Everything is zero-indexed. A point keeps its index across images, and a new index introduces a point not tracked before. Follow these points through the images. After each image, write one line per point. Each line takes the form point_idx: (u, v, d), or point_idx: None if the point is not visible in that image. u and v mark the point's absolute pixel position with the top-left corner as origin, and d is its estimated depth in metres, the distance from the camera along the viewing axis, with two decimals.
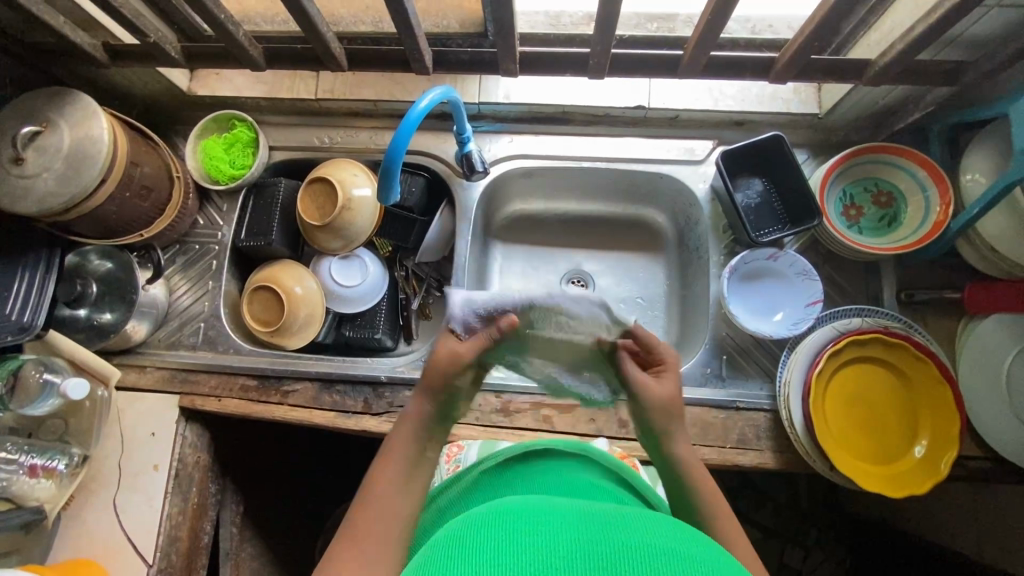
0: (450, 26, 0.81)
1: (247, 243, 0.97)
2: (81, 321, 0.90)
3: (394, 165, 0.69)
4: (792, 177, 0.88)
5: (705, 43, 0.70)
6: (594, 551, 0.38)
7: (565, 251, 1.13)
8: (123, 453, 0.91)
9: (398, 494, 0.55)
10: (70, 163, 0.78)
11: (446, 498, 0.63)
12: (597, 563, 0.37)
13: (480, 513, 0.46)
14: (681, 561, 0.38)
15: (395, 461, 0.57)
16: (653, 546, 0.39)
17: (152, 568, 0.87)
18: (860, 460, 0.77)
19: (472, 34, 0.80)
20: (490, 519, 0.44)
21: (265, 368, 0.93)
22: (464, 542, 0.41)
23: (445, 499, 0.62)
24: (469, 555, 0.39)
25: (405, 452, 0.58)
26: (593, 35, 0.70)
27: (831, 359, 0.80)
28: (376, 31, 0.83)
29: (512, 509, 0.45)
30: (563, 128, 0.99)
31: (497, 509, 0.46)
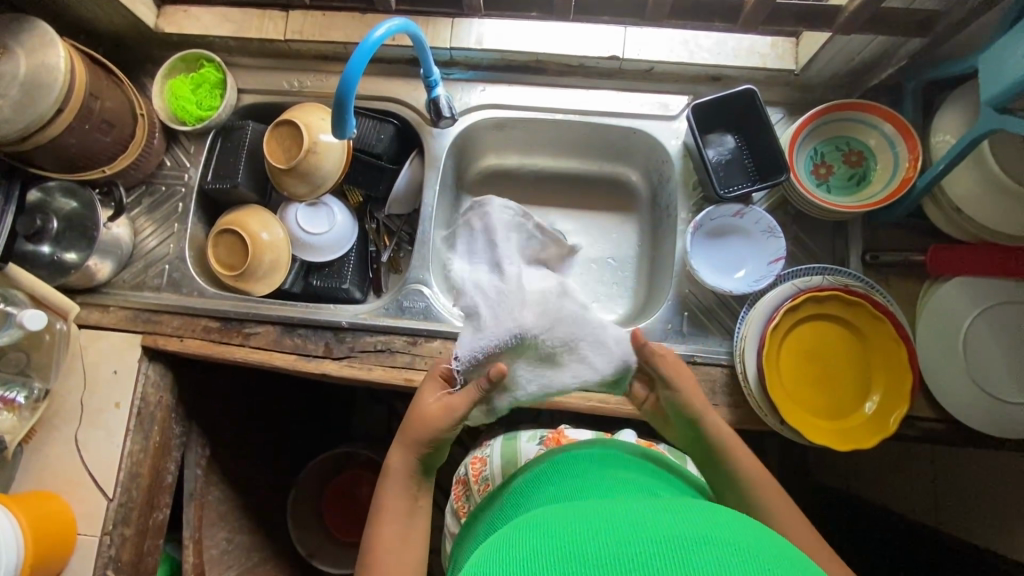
0: None
1: (213, 185, 0.97)
2: (44, 257, 0.88)
3: (348, 97, 0.67)
4: (763, 132, 0.86)
5: None
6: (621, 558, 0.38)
7: (539, 209, 1.12)
8: (85, 390, 0.91)
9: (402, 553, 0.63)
10: (25, 91, 0.76)
11: (484, 522, 0.66)
12: (631, 561, 0.37)
13: (513, 532, 0.46)
14: (712, 543, 0.38)
15: (392, 524, 0.65)
16: (684, 533, 0.39)
17: (113, 501, 0.89)
18: (810, 415, 0.78)
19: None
20: (519, 536, 0.44)
21: (227, 310, 0.94)
22: (497, 561, 0.41)
23: (482, 526, 0.66)
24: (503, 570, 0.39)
25: (399, 511, 0.66)
26: None
27: (788, 315, 0.80)
28: None
29: (540, 523, 0.45)
30: (537, 78, 0.97)
31: (524, 524, 0.46)
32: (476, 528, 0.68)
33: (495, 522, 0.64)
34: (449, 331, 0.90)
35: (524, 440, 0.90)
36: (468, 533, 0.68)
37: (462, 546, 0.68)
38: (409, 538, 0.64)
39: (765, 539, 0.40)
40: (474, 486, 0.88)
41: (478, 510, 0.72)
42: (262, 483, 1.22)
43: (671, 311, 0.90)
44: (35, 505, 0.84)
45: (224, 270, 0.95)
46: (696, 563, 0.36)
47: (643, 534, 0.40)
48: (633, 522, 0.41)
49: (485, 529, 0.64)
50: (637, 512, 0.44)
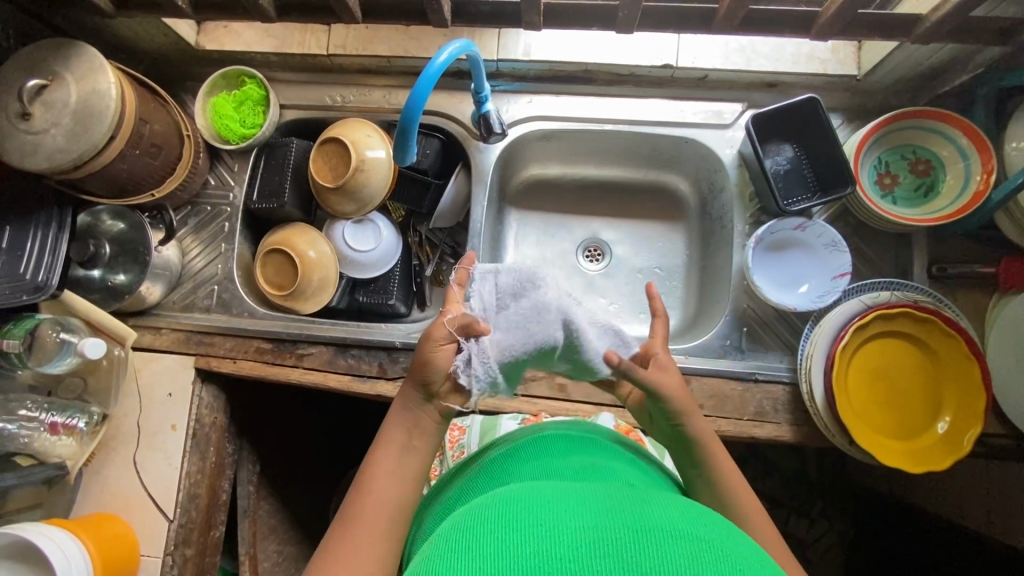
0: None
1: (260, 205, 0.96)
2: (96, 282, 0.89)
3: (412, 124, 0.65)
4: (826, 142, 0.83)
5: None
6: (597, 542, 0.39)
7: (582, 219, 1.10)
8: (142, 412, 0.92)
9: (390, 480, 0.61)
10: (78, 119, 0.75)
11: (453, 490, 0.63)
12: (605, 553, 0.38)
13: (485, 507, 0.46)
14: (686, 541, 0.40)
15: (390, 447, 0.63)
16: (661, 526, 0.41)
17: (174, 522, 0.89)
18: (879, 435, 0.76)
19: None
20: (493, 512, 0.44)
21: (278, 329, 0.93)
22: (469, 539, 0.41)
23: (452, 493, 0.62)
24: (478, 551, 0.40)
25: (399, 437, 0.63)
26: None
27: (856, 333, 0.77)
28: None
29: (515, 501, 0.45)
30: (585, 87, 0.95)
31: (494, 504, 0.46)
32: (443, 498, 0.64)
33: (464, 492, 0.61)
34: None
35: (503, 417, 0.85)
36: (427, 506, 0.64)
37: (425, 515, 0.64)
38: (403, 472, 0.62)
39: (733, 541, 0.42)
40: (448, 453, 0.83)
41: (445, 482, 0.67)
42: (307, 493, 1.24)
43: (728, 326, 0.89)
44: (99, 529, 0.84)
45: (275, 291, 0.94)
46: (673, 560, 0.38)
47: (613, 526, 0.40)
48: (610, 513, 0.42)
49: (456, 498, 0.61)
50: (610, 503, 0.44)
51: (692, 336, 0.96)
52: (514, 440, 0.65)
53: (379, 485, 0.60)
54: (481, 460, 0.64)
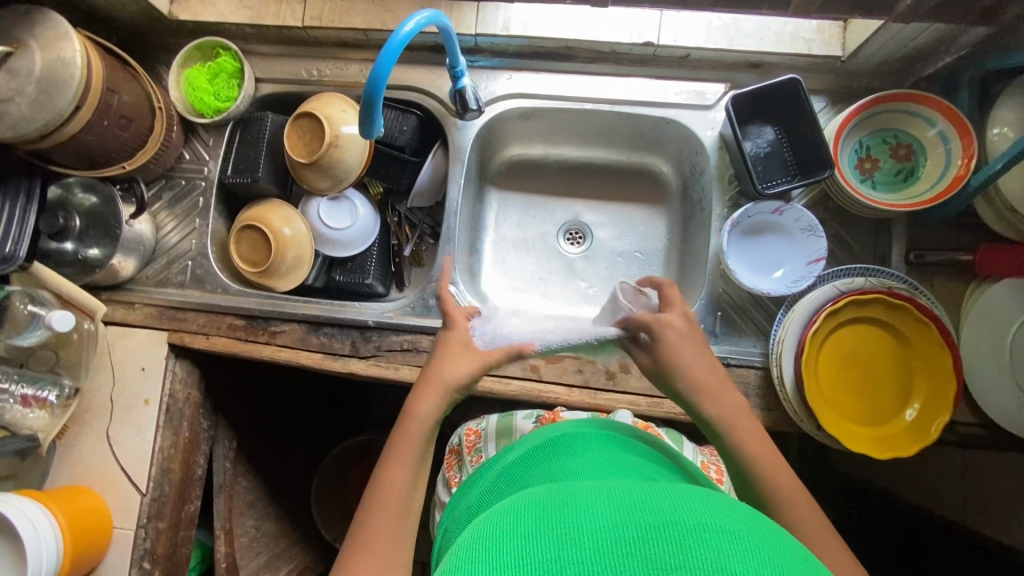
0: None
1: (234, 179, 0.94)
2: (68, 255, 0.87)
3: (376, 96, 0.64)
4: (806, 125, 0.82)
5: None
6: (623, 547, 0.36)
7: (564, 200, 1.09)
8: (115, 387, 0.92)
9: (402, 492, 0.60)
10: (42, 88, 0.74)
11: (473, 494, 0.63)
12: (633, 555, 0.36)
13: (501, 513, 0.44)
14: (708, 533, 0.37)
15: (402, 460, 0.61)
16: (683, 518, 0.38)
17: (147, 496, 0.90)
18: (848, 422, 0.76)
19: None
20: (509, 518, 0.42)
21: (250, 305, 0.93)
22: (484, 545, 0.40)
23: (474, 496, 0.62)
24: (493, 556, 0.38)
25: (411, 452, 0.62)
26: None
27: (828, 318, 0.77)
28: None
29: (530, 506, 0.43)
30: (566, 65, 0.93)
31: (511, 509, 0.44)
32: (464, 500, 0.64)
33: (484, 497, 0.61)
34: None
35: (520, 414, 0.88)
36: (450, 512, 0.64)
37: (451, 517, 0.64)
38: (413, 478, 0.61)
39: (758, 528, 0.40)
40: (466, 456, 0.84)
41: (465, 485, 0.67)
42: (287, 470, 1.25)
43: (703, 310, 0.88)
44: (71, 500, 0.85)
45: (251, 268, 0.93)
46: (694, 552, 0.35)
47: (637, 525, 0.38)
48: (629, 507, 0.40)
49: (476, 504, 0.61)
50: (630, 496, 0.42)
51: None
52: (527, 442, 0.66)
53: (392, 493, 0.59)
54: (495, 466, 0.65)
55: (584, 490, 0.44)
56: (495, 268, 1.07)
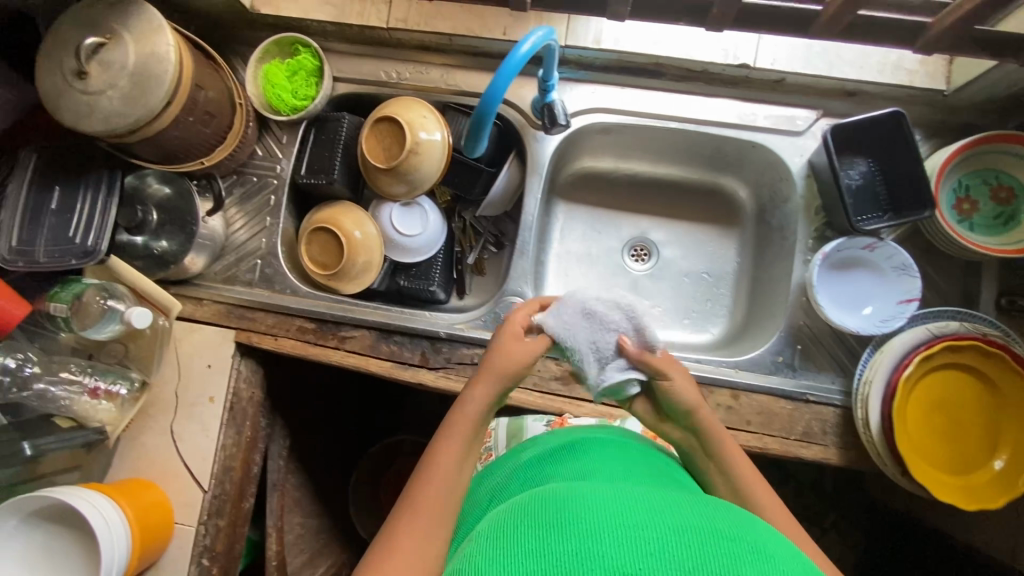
0: None
1: (307, 180, 0.94)
2: (140, 248, 0.87)
3: (486, 116, 0.64)
4: (906, 160, 0.80)
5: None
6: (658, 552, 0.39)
7: (632, 216, 1.07)
8: (180, 383, 0.91)
9: (453, 473, 0.60)
10: (135, 82, 0.72)
11: (488, 487, 0.64)
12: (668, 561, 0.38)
13: (528, 502, 0.48)
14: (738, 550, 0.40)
15: (456, 438, 0.62)
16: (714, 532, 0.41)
17: (209, 493, 0.90)
18: (933, 468, 0.75)
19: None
20: (543, 514, 0.44)
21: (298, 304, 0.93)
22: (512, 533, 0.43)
23: (486, 488, 0.64)
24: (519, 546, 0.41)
25: (466, 428, 0.63)
26: None
27: (920, 363, 0.75)
28: None
29: (555, 497, 0.46)
30: (653, 81, 0.90)
31: (535, 499, 0.47)
32: (484, 489, 0.65)
33: (503, 488, 0.62)
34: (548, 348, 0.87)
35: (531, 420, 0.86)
36: (469, 495, 0.66)
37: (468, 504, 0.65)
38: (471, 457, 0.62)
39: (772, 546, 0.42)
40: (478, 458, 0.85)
41: (485, 476, 0.68)
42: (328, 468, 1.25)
43: (781, 342, 0.87)
44: (137, 496, 0.85)
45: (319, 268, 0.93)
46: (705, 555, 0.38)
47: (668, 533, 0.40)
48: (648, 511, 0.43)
49: (490, 496, 0.62)
50: (651, 500, 0.45)
51: (740, 348, 0.93)
52: (546, 442, 0.66)
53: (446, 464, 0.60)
54: (514, 460, 0.66)
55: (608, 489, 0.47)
56: (558, 281, 1.06)
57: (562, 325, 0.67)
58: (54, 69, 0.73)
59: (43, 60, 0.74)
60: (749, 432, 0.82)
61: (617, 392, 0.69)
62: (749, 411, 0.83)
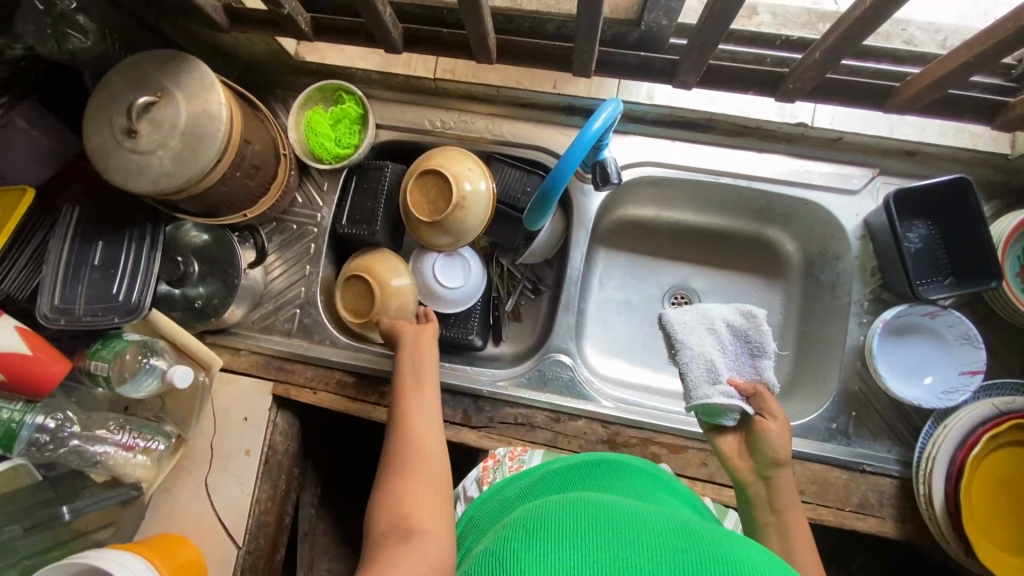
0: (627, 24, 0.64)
1: (348, 229, 0.91)
2: (177, 299, 0.85)
3: (552, 192, 0.66)
4: (972, 228, 0.77)
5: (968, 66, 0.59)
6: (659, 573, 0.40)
7: (672, 264, 1.06)
8: (216, 435, 0.89)
9: (424, 425, 0.71)
10: (187, 142, 0.71)
11: (510, 492, 0.63)
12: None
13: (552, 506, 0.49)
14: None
15: (412, 397, 0.74)
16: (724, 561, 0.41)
17: (242, 549, 0.88)
18: (1001, 551, 0.72)
19: (624, 21, 0.64)
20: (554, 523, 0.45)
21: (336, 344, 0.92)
22: (540, 535, 0.44)
23: (508, 492, 0.63)
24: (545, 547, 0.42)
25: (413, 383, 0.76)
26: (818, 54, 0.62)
27: (987, 441, 0.72)
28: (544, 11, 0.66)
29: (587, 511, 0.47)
30: (704, 136, 0.89)
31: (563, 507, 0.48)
32: (504, 493, 0.64)
33: (525, 494, 0.61)
34: (594, 410, 0.85)
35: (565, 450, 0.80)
36: (484, 498, 0.65)
37: (485, 507, 0.64)
38: (434, 425, 0.72)
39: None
40: (506, 464, 0.80)
41: (504, 482, 0.66)
42: None
43: (835, 407, 0.84)
44: (171, 553, 0.82)
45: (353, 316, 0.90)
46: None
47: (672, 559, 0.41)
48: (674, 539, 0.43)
49: (512, 499, 0.61)
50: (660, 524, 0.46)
51: (787, 408, 0.91)
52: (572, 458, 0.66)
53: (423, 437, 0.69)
54: (539, 472, 0.65)
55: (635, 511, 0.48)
56: (597, 330, 1.03)
57: (688, 326, 0.71)
58: (103, 126, 0.71)
59: (92, 116, 0.72)
60: (803, 502, 0.80)
61: (711, 414, 0.70)
62: (803, 480, 0.80)
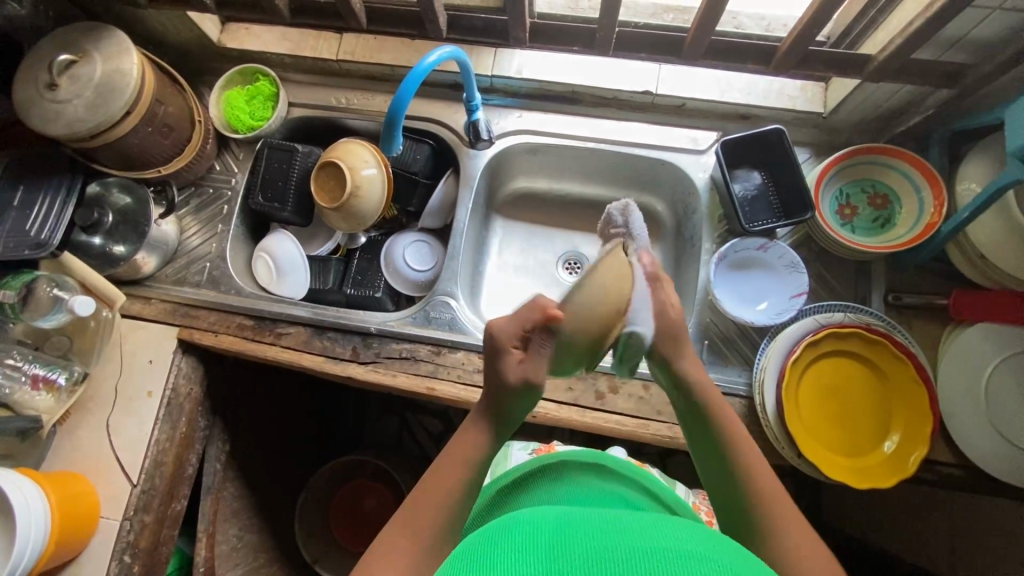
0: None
1: (261, 204, 1.02)
2: (95, 249, 0.93)
3: (397, 118, 0.73)
4: (790, 172, 0.89)
5: (710, 23, 0.72)
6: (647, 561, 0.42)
7: (565, 232, 1.15)
8: (121, 376, 0.95)
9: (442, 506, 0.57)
10: (99, 93, 0.82)
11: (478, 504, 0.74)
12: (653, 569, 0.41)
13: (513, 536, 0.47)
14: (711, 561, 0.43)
15: (450, 472, 0.59)
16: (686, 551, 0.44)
17: (137, 487, 0.91)
18: (830, 453, 0.78)
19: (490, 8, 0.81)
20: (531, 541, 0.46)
21: (518, 333, 0.61)
22: (487, 556, 0.45)
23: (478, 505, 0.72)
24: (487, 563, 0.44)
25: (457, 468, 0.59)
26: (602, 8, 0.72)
27: (808, 349, 0.81)
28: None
29: (530, 529, 0.48)
30: (572, 107, 1.02)
31: (510, 525, 0.50)
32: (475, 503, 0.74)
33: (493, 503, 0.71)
34: (471, 343, 0.92)
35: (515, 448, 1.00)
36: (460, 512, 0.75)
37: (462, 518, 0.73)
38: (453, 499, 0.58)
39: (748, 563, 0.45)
40: None
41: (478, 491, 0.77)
42: (273, 483, 1.25)
43: (691, 338, 0.92)
44: (65, 485, 0.86)
45: (597, 327, 0.58)
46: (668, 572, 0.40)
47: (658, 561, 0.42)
48: (626, 533, 0.46)
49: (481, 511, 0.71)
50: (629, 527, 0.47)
51: None
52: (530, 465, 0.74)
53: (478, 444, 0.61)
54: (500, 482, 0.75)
55: (581, 512, 0.50)
56: (495, 291, 1.12)
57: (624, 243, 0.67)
58: (29, 81, 0.83)
59: (20, 75, 0.84)
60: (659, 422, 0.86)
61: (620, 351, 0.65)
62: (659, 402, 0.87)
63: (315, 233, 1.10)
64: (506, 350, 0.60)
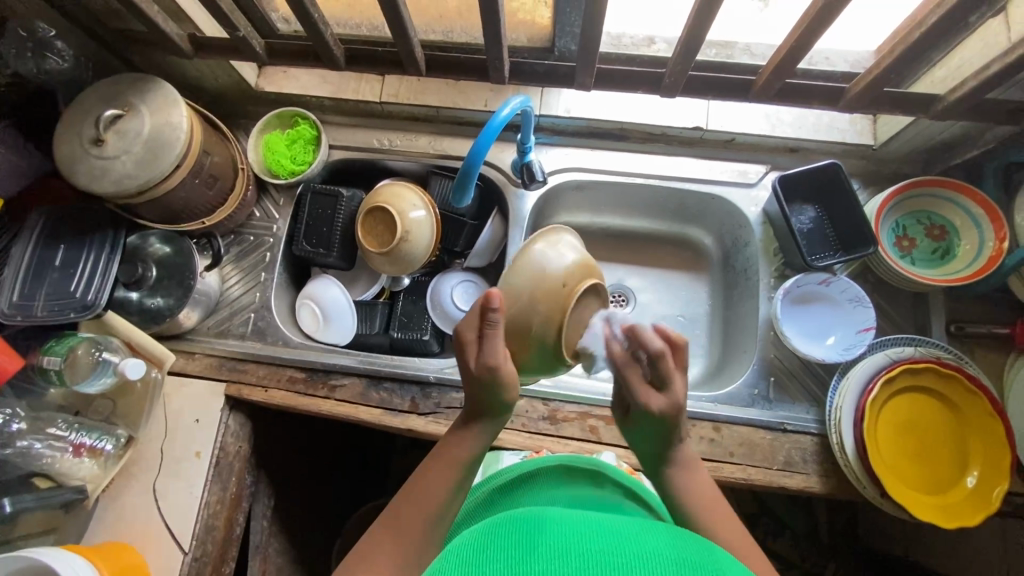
0: (518, 40, 0.84)
1: (305, 250, 1.00)
2: (133, 304, 0.90)
3: (473, 169, 0.72)
4: (847, 206, 0.89)
5: (786, 67, 0.72)
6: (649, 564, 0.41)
7: (609, 265, 1.14)
8: (167, 438, 0.90)
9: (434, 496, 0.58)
10: (149, 148, 0.79)
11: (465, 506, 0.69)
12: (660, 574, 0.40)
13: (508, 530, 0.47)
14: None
15: (444, 468, 0.60)
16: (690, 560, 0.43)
17: (188, 555, 0.86)
18: (912, 490, 0.78)
19: (540, 48, 0.83)
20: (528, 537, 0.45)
21: (500, 347, 0.59)
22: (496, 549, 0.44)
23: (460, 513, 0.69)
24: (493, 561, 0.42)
25: (454, 460, 0.60)
26: (677, 53, 0.72)
27: (883, 386, 0.80)
28: (446, 40, 0.84)
29: (523, 520, 0.47)
30: (621, 144, 1.01)
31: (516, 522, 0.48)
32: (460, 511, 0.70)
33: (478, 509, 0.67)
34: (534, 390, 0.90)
35: (507, 453, 0.87)
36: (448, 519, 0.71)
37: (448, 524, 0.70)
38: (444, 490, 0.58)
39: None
40: None
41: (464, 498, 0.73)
42: (313, 533, 1.21)
43: (756, 374, 0.91)
44: (113, 557, 0.80)
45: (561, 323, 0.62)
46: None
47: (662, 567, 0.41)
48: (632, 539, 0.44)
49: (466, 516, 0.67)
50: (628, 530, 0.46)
51: (717, 384, 0.98)
52: (519, 468, 0.68)
53: (459, 453, 0.61)
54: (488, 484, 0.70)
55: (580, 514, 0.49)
56: None
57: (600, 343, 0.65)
58: (72, 138, 0.79)
59: (62, 131, 0.80)
60: (733, 464, 0.84)
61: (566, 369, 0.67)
62: (731, 443, 0.85)
63: (357, 277, 1.08)
64: (500, 367, 0.59)
